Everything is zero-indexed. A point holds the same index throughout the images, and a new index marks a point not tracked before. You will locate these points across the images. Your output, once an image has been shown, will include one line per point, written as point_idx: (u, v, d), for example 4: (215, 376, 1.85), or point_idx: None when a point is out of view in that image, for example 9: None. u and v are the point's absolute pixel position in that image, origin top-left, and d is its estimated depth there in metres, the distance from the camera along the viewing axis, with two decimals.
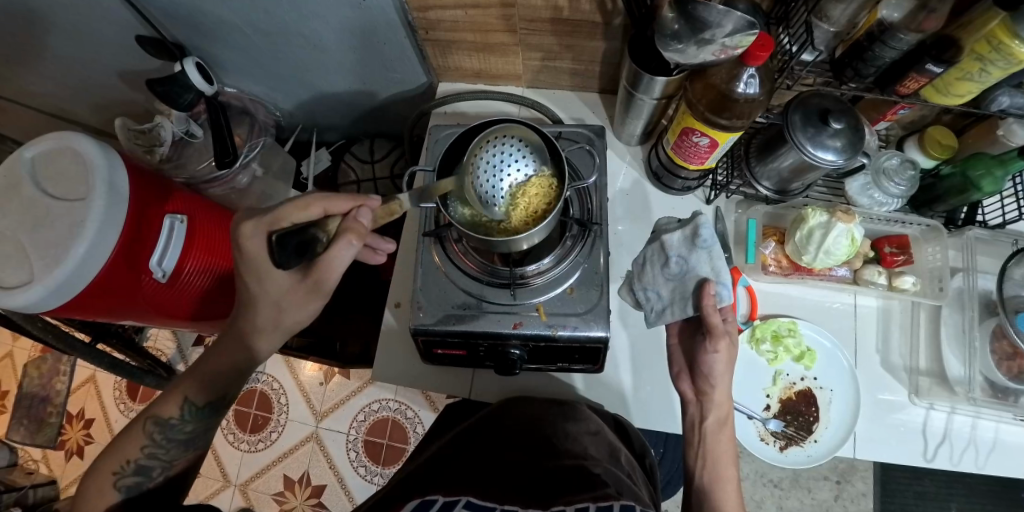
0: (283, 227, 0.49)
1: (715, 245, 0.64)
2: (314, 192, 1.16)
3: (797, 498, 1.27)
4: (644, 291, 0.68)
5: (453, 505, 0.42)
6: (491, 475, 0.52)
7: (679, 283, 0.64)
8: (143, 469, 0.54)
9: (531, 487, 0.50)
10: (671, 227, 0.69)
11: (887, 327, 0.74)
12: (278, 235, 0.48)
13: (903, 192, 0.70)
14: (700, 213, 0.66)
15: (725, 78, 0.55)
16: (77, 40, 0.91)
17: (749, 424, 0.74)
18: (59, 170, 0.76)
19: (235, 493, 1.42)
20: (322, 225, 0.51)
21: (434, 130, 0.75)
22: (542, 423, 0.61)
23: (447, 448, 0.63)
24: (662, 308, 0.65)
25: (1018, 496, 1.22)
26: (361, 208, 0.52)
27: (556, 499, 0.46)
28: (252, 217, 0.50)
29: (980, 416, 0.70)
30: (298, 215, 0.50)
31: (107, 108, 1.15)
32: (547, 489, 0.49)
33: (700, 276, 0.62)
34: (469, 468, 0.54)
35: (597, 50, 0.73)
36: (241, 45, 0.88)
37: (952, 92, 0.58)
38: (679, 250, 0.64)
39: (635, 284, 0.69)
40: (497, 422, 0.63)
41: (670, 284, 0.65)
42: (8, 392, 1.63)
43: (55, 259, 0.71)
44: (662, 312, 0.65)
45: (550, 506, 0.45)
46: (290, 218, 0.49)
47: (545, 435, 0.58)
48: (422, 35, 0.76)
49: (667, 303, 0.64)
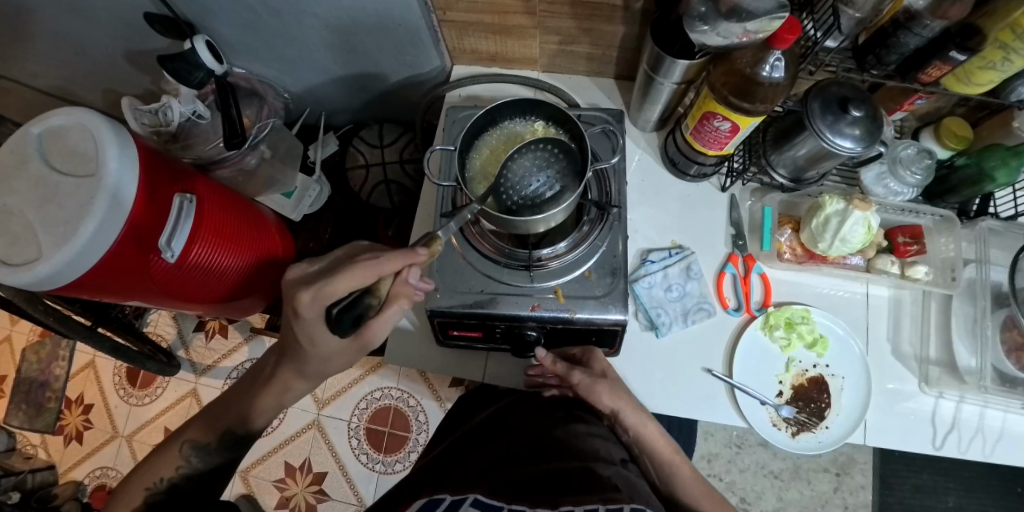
0: (335, 299, 0.49)
1: (672, 253, 0.74)
2: (321, 177, 1.15)
3: (797, 490, 1.28)
4: (649, 309, 0.72)
5: (459, 504, 0.42)
6: (496, 474, 0.50)
7: (683, 304, 0.72)
8: (152, 463, 0.54)
9: (534, 483, 0.47)
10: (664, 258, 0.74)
11: (899, 315, 0.74)
12: (336, 309, 0.47)
13: (919, 182, 0.69)
14: (689, 249, 0.75)
15: (750, 62, 0.54)
16: (85, 19, 0.89)
17: (761, 410, 0.70)
18: (69, 146, 0.75)
19: (235, 480, 1.43)
20: (375, 291, 0.50)
21: (451, 111, 0.74)
22: (554, 420, 0.61)
23: (458, 442, 0.62)
24: (672, 323, 0.71)
25: (1015, 491, 1.24)
26: (409, 267, 0.53)
27: (559, 497, 0.43)
28: (309, 285, 0.50)
29: (988, 406, 0.72)
30: (353, 283, 0.49)
31: (109, 87, 1.14)
32: (552, 485, 0.47)
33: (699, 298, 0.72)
34: (478, 464, 0.54)
35: (615, 35, 0.73)
36: (253, 25, 0.87)
37: (973, 81, 0.58)
38: (640, 274, 0.73)
39: (639, 303, 0.72)
40: (507, 420, 0.62)
41: (653, 297, 0.72)
42: (6, 377, 1.62)
43: (65, 236, 0.70)
44: (671, 327, 0.71)
45: (555, 506, 0.42)
46: (341, 288, 0.49)
47: (554, 432, 0.58)
48: (439, 16, 0.75)
49: (675, 320, 0.71)
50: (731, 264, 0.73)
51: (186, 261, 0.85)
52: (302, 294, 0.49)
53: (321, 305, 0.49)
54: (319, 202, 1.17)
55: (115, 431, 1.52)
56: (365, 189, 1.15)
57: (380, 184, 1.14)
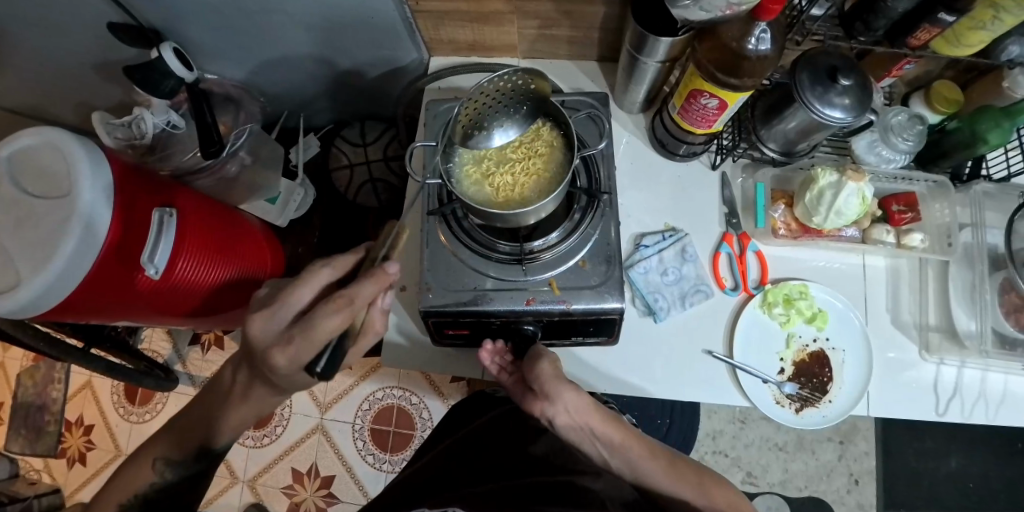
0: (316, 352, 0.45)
1: (664, 240, 0.73)
2: (304, 179, 1.13)
3: (802, 460, 1.29)
4: (647, 293, 0.71)
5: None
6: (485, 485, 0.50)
7: (680, 288, 0.71)
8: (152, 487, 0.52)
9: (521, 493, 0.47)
10: (656, 241, 0.73)
11: (897, 284, 0.74)
12: (320, 366, 0.45)
13: (912, 148, 0.67)
14: (682, 230, 0.74)
15: (736, 35, 0.52)
16: (45, 32, 0.86)
17: (764, 389, 0.69)
18: (39, 167, 0.72)
19: (244, 489, 1.43)
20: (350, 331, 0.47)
21: (432, 105, 0.72)
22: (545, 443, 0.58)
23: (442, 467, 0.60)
24: (669, 307, 0.70)
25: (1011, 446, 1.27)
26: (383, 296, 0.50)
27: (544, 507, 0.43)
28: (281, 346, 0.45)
29: (989, 369, 0.72)
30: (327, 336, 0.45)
31: (79, 102, 1.10)
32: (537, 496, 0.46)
33: (696, 281, 0.71)
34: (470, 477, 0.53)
35: (596, 15, 0.70)
36: (222, 27, 0.84)
37: (963, 43, 0.56)
38: (635, 258, 0.72)
39: (636, 288, 0.71)
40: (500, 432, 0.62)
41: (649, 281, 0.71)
42: (2, 403, 1.60)
43: (43, 259, 0.67)
44: (669, 310, 0.70)
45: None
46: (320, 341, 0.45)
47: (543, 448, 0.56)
48: (413, 6, 0.72)
49: (672, 303, 0.70)
50: (726, 243, 0.72)
51: (173, 277, 0.83)
52: (279, 356, 0.45)
53: (302, 359, 0.46)
54: (304, 206, 1.16)
55: (118, 450, 1.51)
56: (352, 189, 1.13)
57: (366, 183, 1.12)
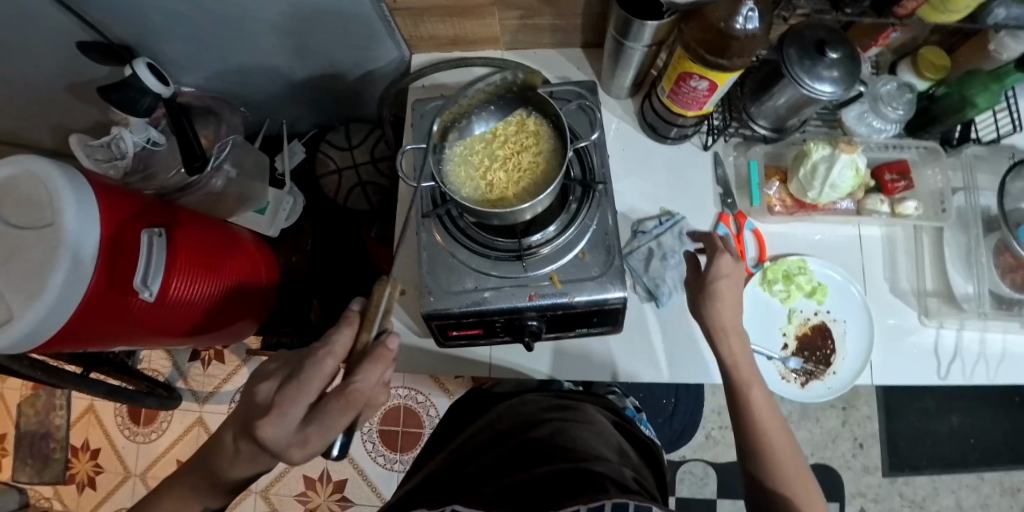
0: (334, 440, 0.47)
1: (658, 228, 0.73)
2: (292, 187, 1.09)
3: (807, 429, 1.31)
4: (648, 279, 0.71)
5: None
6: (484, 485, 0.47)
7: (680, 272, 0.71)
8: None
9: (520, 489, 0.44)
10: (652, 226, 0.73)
11: (894, 252, 0.74)
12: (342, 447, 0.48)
13: (902, 117, 0.67)
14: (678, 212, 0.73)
15: (724, 15, 0.52)
16: (12, 55, 0.83)
17: (769, 365, 0.71)
18: (21, 197, 0.70)
19: (257, 500, 1.44)
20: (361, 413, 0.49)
21: (417, 105, 0.71)
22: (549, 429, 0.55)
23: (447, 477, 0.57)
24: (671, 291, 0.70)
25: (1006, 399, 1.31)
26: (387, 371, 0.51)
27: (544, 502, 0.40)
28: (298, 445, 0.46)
29: (988, 330, 0.74)
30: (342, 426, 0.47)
31: (55, 124, 1.07)
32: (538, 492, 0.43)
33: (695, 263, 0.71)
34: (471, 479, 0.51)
35: (578, 2, 0.69)
36: (197, 39, 0.81)
37: (950, 9, 0.56)
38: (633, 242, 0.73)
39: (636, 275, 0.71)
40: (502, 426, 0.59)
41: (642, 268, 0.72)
42: (6, 434, 1.58)
43: (33, 291, 0.66)
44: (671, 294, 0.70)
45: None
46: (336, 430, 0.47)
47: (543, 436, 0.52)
48: (391, 4, 0.71)
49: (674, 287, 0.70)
50: (724, 224, 0.72)
51: (167, 297, 0.82)
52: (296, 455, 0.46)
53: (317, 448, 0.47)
54: (296, 214, 1.12)
55: (127, 471, 1.51)
56: (340, 195, 1.10)
57: (355, 187, 1.09)
